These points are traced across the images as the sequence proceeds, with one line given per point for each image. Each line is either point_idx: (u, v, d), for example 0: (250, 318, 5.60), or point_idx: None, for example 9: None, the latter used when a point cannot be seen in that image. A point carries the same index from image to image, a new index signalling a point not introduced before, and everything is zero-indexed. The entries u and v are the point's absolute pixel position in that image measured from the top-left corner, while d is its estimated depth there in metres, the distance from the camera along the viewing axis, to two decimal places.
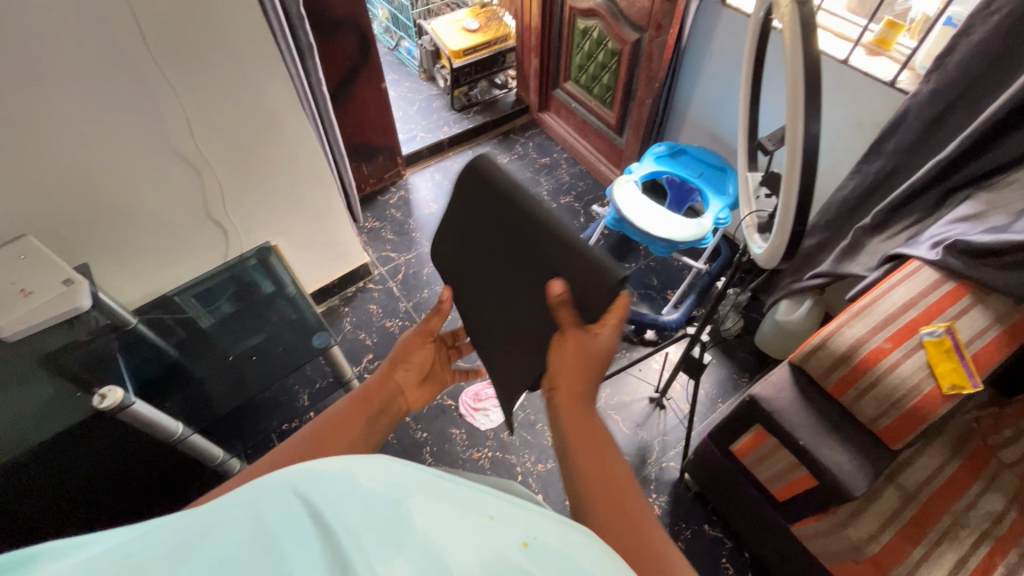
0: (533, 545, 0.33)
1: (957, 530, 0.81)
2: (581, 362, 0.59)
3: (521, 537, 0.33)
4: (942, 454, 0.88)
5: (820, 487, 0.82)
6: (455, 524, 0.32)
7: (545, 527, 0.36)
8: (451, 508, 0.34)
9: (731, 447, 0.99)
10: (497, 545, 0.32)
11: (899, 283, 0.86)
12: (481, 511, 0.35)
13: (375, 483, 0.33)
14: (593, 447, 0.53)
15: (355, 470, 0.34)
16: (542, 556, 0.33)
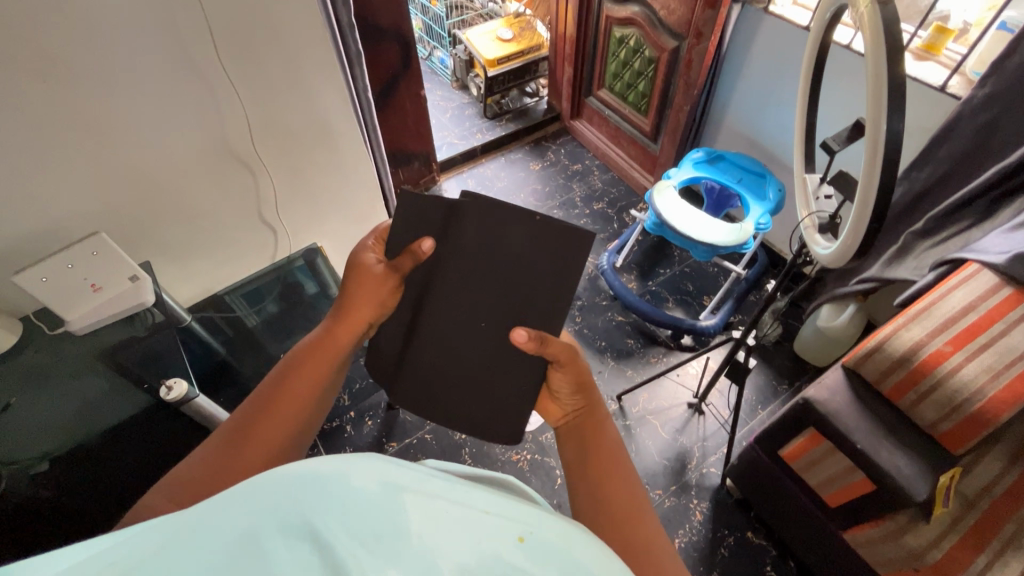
0: (530, 542, 0.30)
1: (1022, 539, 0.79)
2: (585, 376, 0.68)
3: (527, 531, 0.30)
4: (1004, 461, 0.86)
5: (878, 492, 0.81)
6: (458, 521, 0.29)
7: (555, 521, 0.31)
8: (456, 503, 0.29)
9: (780, 452, 0.98)
10: (497, 549, 0.29)
11: (956, 287, 0.86)
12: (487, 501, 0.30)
13: (366, 483, 0.28)
14: (604, 469, 0.60)
15: (345, 469, 0.28)
16: (544, 559, 0.30)
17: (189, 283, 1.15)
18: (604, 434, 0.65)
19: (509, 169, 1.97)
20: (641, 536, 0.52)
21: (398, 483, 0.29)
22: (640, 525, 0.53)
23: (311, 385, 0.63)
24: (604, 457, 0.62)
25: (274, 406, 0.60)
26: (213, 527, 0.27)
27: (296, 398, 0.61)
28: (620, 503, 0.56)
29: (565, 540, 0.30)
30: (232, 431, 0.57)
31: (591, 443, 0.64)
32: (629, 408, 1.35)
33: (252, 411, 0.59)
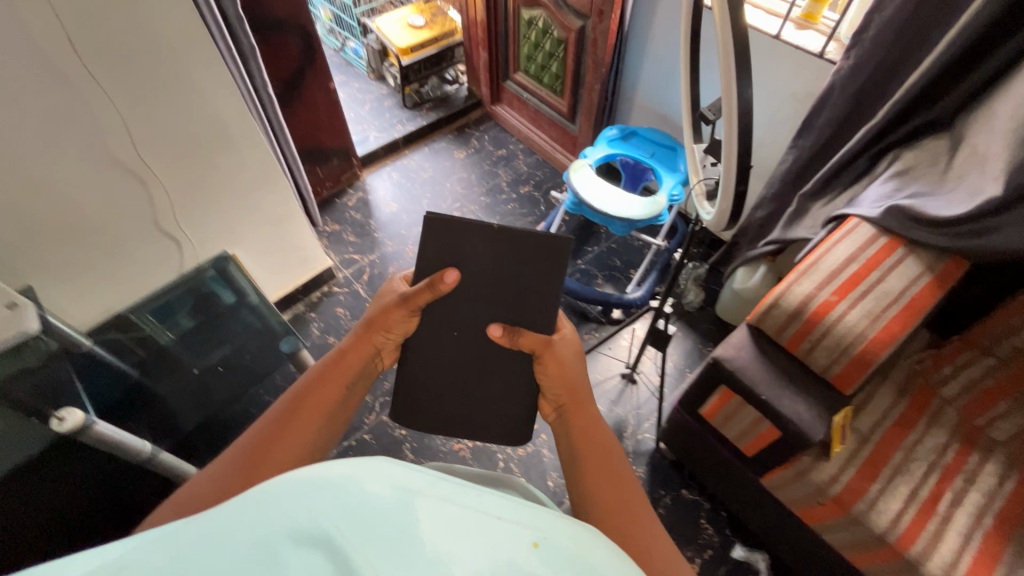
0: (543, 547, 0.34)
1: (909, 464, 0.87)
2: (575, 377, 0.69)
3: (529, 536, 0.34)
4: (892, 396, 0.95)
5: (783, 437, 0.87)
6: (462, 538, 0.32)
7: (558, 528, 0.36)
8: (458, 511, 0.33)
9: (700, 410, 1.02)
10: (508, 551, 0.33)
11: (841, 240, 0.92)
12: (487, 511, 0.34)
13: (381, 492, 0.32)
14: (602, 467, 0.59)
15: (356, 474, 0.32)
16: (551, 560, 0.33)
17: (82, 304, 1.07)
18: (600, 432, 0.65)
19: (433, 159, 1.93)
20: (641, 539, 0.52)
21: (406, 489, 0.33)
22: (643, 530, 0.53)
23: (325, 407, 0.62)
24: (597, 453, 0.62)
25: (289, 429, 0.58)
26: (238, 526, 0.29)
27: (310, 420, 0.59)
28: (624, 507, 0.55)
29: (564, 541, 0.35)
30: (248, 449, 0.55)
31: (581, 441, 0.63)
32: None
33: (266, 430, 0.58)
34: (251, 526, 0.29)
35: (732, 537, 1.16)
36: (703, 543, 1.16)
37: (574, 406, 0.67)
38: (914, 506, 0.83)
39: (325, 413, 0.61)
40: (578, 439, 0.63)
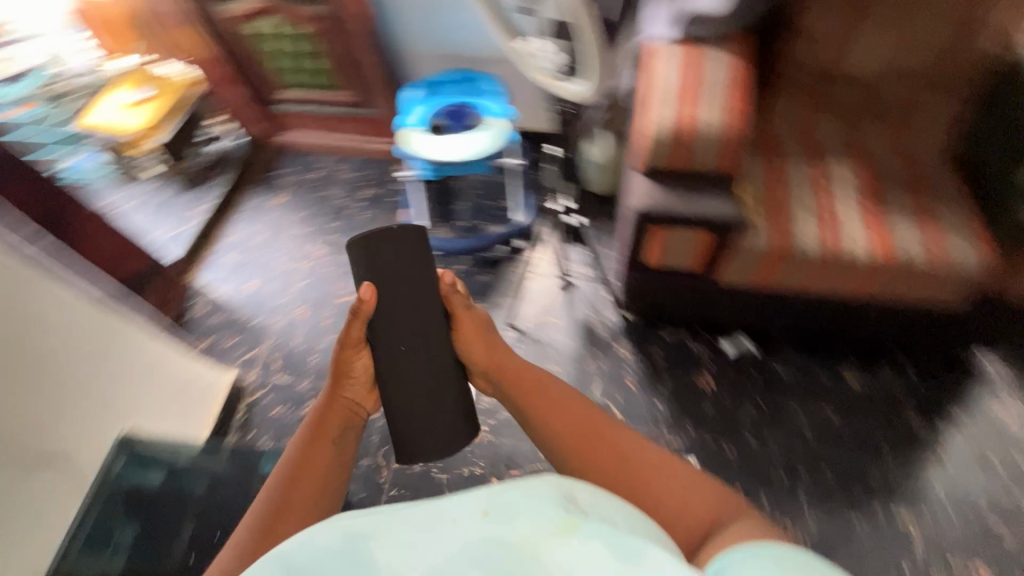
0: (488, 511, 0.45)
1: (799, 195, 1.08)
2: (490, 344, 0.72)
3: (478, 510, 0.45)
4: (758, 158, 1.14)
5: (718, 233, 1.02)
6: (419, 539, 0.43)
7: (501, 495, 0.47)
8: (410, 525, 0.44)
9: (645, 260, 1.15)
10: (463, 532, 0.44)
11: (661, 65, 1.05)
12: (444, 515, 0.45)
13: (337, 542, 0.44)
14: (569, 428, 0.62)
15: (313, 536, 0.45)
16: (496, 519, 0.44)
17: None
18: (543, 383, 0.68)
19: (256, 219, 1.74)
20: (640, 477, 0.56)
21: (359, 531, 0.44)
22: (637, 464, 0.57)
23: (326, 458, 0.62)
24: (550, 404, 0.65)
25: (299, 481, 0.59)
26: None
27: (313, 466, 0.60)
28: (608, 458, 0.58)
29: (513, 500, 0.46)
30: (268, 510, 0.56)
31: (524, 396, 0.68)
32: (524, 324, 1.42)
33: (275, 490, 0.58)
34: None
35: (716, 340, 1.35)
36: (700, 361, 1.32)
37: (504, 371, 0.71)
38: (820, 220, 1.04)
39: (313, 483, 0.59)
40: (523, 399, 0.67)
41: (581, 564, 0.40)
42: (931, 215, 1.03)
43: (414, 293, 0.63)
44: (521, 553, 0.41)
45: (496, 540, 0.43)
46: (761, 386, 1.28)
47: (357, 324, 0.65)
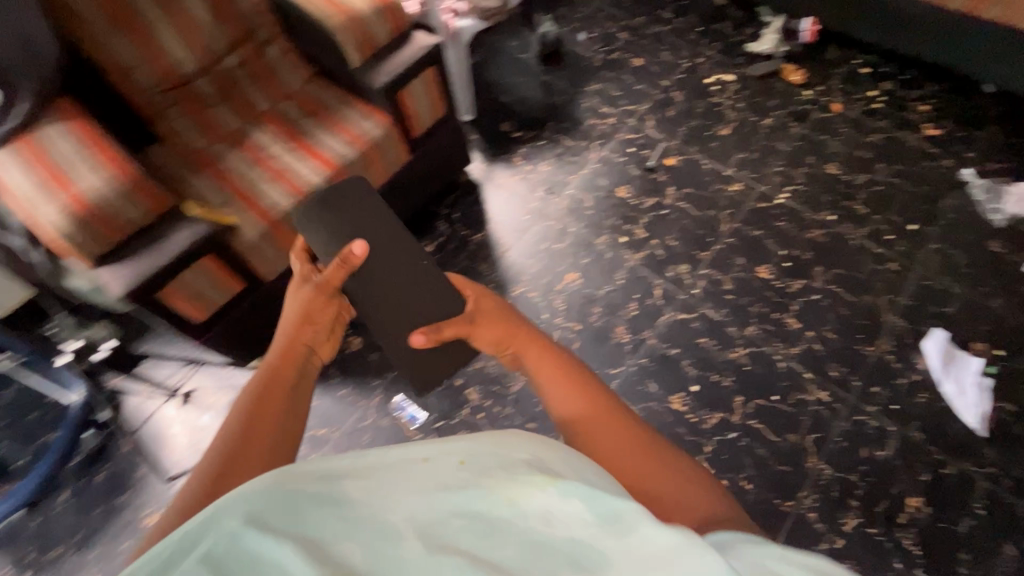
0: (467, 462, 0.44)
1: (250, 177, 1.20)
2: (509, 324, 0.74)
3: (455, 458, 0.44)
4: (198, 173, 1.21)
5: (214, 253, 1.08)
6: (402, 483, 0.41)
7: (518, 446, 0.48)
8: (392, 465, 0.43)
9: (196, 321, 1.13)
10: (453, 479, 0.42)
11: (14, 177, 0.99)
12: (415, 456, 0.44)
13: (314, 486, 0.40)
14: (580, 404, 0.60)
15: (286, 480, 0.40)
16: (477, 471, 0.44)
17: None
18: (565, 373, 0.63)
19: None
20: (653, 468, 0.54)
21: (334, 474, 0.42)
22: (655, 457, 0.55)
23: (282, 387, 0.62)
24: (590, 404, 0.60)
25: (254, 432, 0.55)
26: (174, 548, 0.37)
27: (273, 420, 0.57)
28: (619, 437, 0.56)
29: (489, 453, 0.45)
30: (236, 444, 0.53)
31: (565, 396, 0.61)
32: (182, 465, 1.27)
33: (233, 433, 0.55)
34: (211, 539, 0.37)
35: None
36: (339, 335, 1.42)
37: (514, 340, 0.70)
38: (277, 182, 1.19)
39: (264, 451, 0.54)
40: (561, 397, 0.62)
41: (559, 522, 0.40)
42: (338, 122, 1.28)
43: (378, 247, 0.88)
44: (484, 493, 0.41)
45: (479, 497, 0.41)
46: None
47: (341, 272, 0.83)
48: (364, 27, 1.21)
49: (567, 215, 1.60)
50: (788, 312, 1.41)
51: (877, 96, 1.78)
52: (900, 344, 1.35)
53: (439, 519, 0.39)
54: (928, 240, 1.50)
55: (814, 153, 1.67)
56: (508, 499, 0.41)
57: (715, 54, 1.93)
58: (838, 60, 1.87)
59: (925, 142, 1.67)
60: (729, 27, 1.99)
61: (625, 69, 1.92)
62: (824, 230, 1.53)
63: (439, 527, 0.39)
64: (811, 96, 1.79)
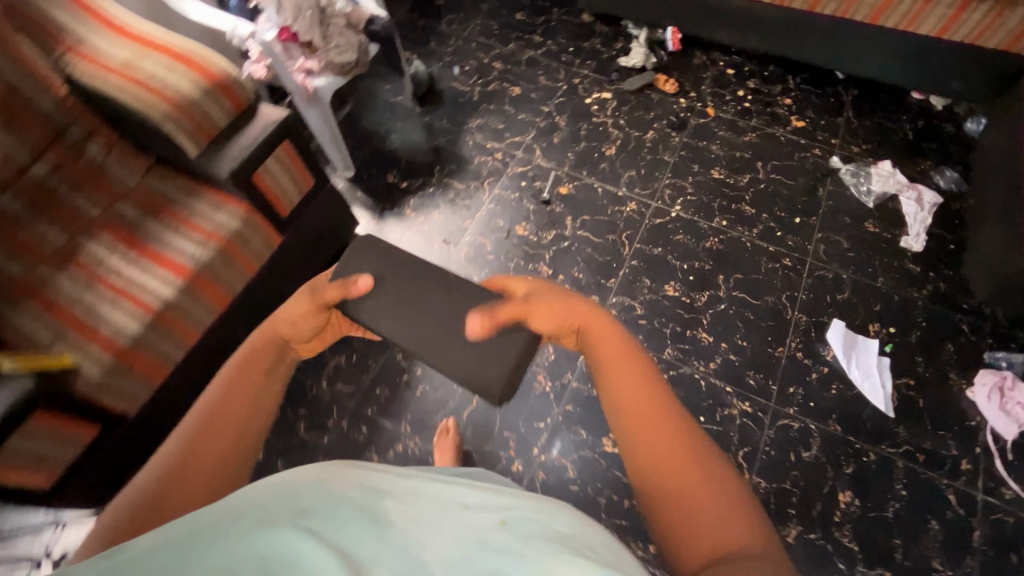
0: (506, 521, 0.49)
1: (86, 300, 1.03)
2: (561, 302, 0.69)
3: (496, 518, 0.49)
4: (20, 307, 1.02)
5: (46, 407, 0.90)
6: (438, 517, 0.48)
7: (530, 509, 0.51)
8: (433, 501, 0.50)
9: (41, 486, 0.95)
10: (476, 530, 0.47)
11: None
12: (458, 504, 0.51)
13: (360, 491, 0.47)
14: (645, 403, 0.59)
15: (340, 484, 0.47)
16: (514, 529, 0.48)
17: None
18: (645, 374, 0.62)
19: None
20: (698, 491, 0.53)
21: (378, 492, 0.49)
22: (706, 481, 0.54)
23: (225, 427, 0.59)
24: (646, 406, 0.59)
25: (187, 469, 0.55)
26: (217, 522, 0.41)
27: (205, 460, 0.56)
28: (672, 450, 0.56)
29: (534, 517, 0.49)
30: (187, 447, 0.57)
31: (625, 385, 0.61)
32: None
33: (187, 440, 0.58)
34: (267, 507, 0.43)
35: None
36: None
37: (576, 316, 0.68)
38: (120, 301, 1.03)
39: (215, 462, 0.56)
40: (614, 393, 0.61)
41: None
42: (187, 218, 1.12)
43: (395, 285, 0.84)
44: (525, 559, 0.43)
45: (500, 549, 0.45)
46: (291, 403, 1.34)
47: (331, 295, 0.74)
48: (193, 111, 1.06)
49: (469, 263, 1.53)
50: (700, 327, 1.41)
51: (745, 96, 1.86)
52: (806, 340, 1.39)
53: (465, 567, 0.42)
54: (813, 231, 1.56)
55: (698, 160, 1.70)
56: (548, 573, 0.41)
57: (590, 73, 1.93)
58: (704, 64, 1.94)
59: (794, 135, 1.75)
60: (599, 43, 2.01)
61: (504, 99, 1.88)
62: (719, 236, 1.56)
63: (470, 574, 0.42)
64: (686, 104, 1.84)
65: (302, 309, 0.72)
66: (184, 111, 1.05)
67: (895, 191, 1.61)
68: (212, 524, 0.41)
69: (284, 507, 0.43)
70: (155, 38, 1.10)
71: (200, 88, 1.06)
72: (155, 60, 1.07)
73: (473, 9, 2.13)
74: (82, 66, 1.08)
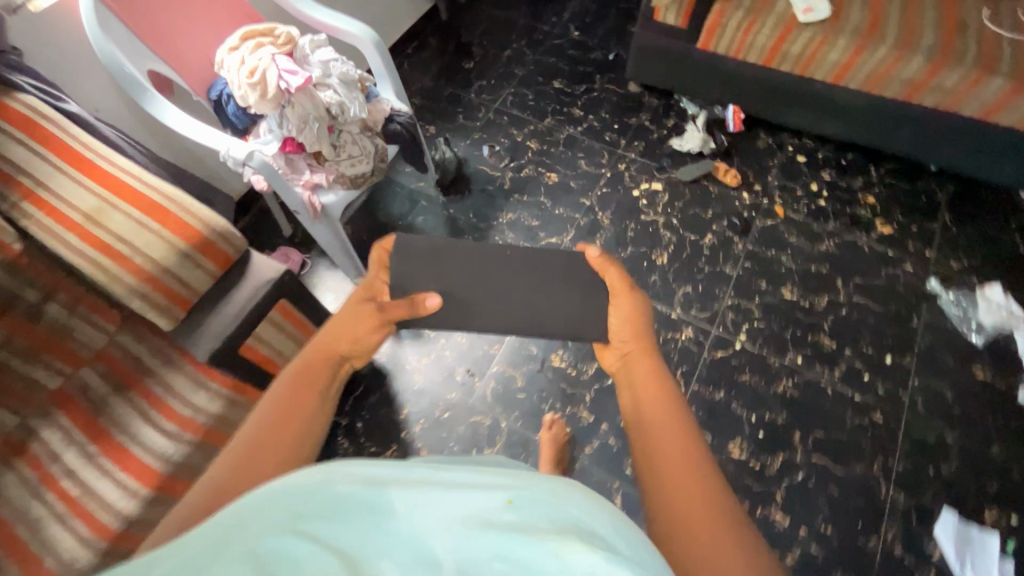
0: (516, 500, 0.34)
1: (37, 518, 0.84)
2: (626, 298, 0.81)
3: (503, 493, 0.35)
4: None
5: None
6: (441, 498, 0.34)
7: (558, 492, 0.36)
8: (435, 478, 0.36)
9: None
10: (490, 512, 0.34)
11: None
12: (469, 476, 0.36)
13: (352, 481, 0.34)
14: (661, 403, 0.60)
15: (329, 472, 0.34)
16: (529, 508, 0.34)
17: None
18: (667, 387, 0.62)
19: None
20: (707, 513, 0.47)
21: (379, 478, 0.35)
22: (719, 509, 0.48)
23: (303, 407, 0.63)
24: (660, 408, 0.59)
25: (276, 436, 0.58)
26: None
27: (298, 415, 0.62)
28: (681, 456, 0.52)
29: (542, 492, 0.35)
30: (247, 447, 0.56)
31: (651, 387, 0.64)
32: None
33: (265, 423, 0.60)
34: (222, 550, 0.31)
35: None
36: None
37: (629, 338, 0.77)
38: (78, 521, 0.84)
39: (279, 453, 0.56)
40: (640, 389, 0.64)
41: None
42: (162, 399, 0.93)
43: (466, 288, 0.86)
44: (533, 540, 0.32)
45: (518, 543, 0.32)
46: None
47: (400, 306, 0.81)
48: (169, 282, 0.86)
49: (495, 402, 1.32)
50: (774, 504, 1.17)
51: (818, 190, 1.60)
52: (906, 529, 1.13)
53: (474, 555, 0.32)
54: (909, 374, 1.30)
55: (766, 275, 1.46)
56: (554, 552, 0.31)
57: (637, 156, 1.70)
58: (770, 148, 1.68)
59: (879, 245, 1.49)
60: (647, 119, 1.77)
61: (539, 187, 1.66)
62: (793, 379, 1.31)
63: (477, 561, 0.31)
64: (750, 199, 1.59)
65: (366, 321, 0.79)
66: (158, 284, 0.85)
67: (1009, 326, 1.34)
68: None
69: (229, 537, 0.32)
70: (125, 184, 0.91)
71: (177, 252, 0.87)
72: (123, 216, 0.88)
73: (505, 75, 1.91)
74: (43, 221, 0.90)
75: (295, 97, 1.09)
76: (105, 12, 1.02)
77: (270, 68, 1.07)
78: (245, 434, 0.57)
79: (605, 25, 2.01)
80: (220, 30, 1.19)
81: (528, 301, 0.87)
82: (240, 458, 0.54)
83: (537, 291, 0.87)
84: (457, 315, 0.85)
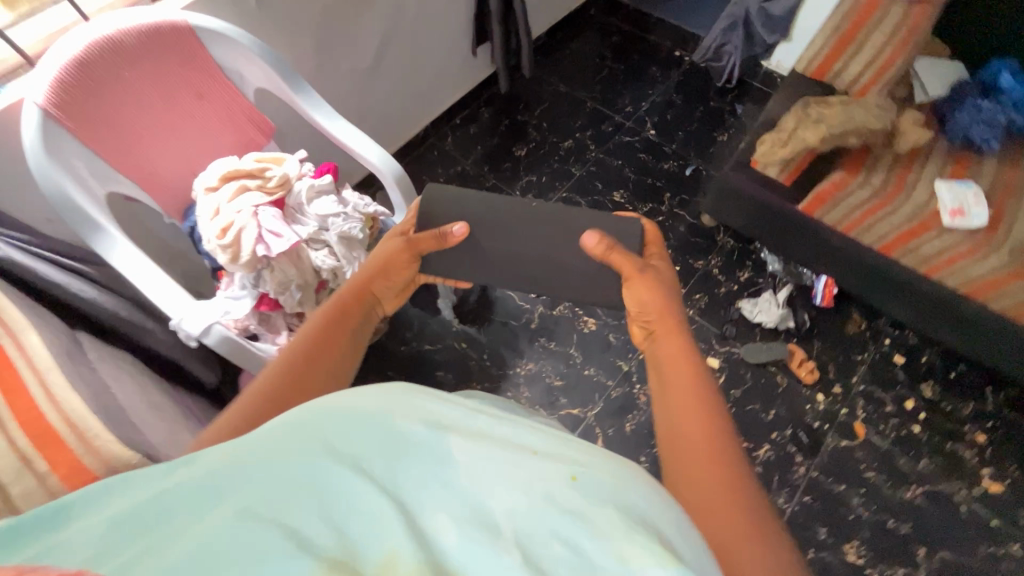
0: (578, 478, 0.40)
1: None
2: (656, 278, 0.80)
3: (568, 472, 0.41)
4: None
5: None
6: (503, 464, 0.41)
7: (596, 466, 0.42)
8: (499, 441, 0.44)
9: None
10: (541, 481, 0.40)
11: None
12: (530, 446, 0.44)
13: (416, 425, 0.42)
14: (693, 392, 0.61)
15: (392, 410, 0.43)
16: (588, 490, 0.39)
17: None
18: (690, 362, 0.67)
19: None
20: (713, 467, 0.52)
21: (443, 427, 0.43)
22: (727, 472, 0.52)
23: (341, 334, 0.73)
24: (699, 395, 0.61)
25: (322, 346, 0.69)
26: (252, 476, 0.37)
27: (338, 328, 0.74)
28: (704, 437, 0.55)
29: (605, 478, 0.41)
30: (280, 385, 0.61)
31: (681, 376, 0.65)
32: None
33: (289, 366, 0.65)
34: (293, 466, 0.38)
35: None
36: None
37: (665, 319, 0.76)
38: None
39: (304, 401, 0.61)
40: (671, 374, 0.67)
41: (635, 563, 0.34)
42: None
43: (487, 229, 0.90)
44: (585, 527, 0.37)
45: (562, 521, 0.37)
46: None
47: (429, 244, 0.87)
48: None
49: None
50: None
51: (915, 409, 1.28)
52: None
53: (529, 530, 0.37)
54: None
55: (828, 520, 1.17)
56: (619, 556, 0.35)
57: (695, 314, 1.41)
58: (861, 336, 1.37)
59: (982, 507, 1.18)
60: (716, 266, 1.47)
61: (573, 334, 1.38)
62: None
63: (534, 536, 0.36)
64: (824, 405, 1.29)
65: (396, 254, 0.86)
66: None
67: None
68: (218, 480, 0.37)
69: (324, 455, 0.38)
70: (19, 385, 0.70)
71: None
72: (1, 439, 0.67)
73: (560, 173, 1.64)
74: None
75: (275, 262, 0.86)
76: (57, 131, 0.81)
77: (248, 227, 0.83)
78: (280, 369, 0.64)
79: (687, 127, 1.70)
80: (214, 141, 0.98)
81: (537, 267, 0.89)
82: (274, 389, 0.61)
83: (566, 252, 0.88)
84: (480, 261, 0.90)
